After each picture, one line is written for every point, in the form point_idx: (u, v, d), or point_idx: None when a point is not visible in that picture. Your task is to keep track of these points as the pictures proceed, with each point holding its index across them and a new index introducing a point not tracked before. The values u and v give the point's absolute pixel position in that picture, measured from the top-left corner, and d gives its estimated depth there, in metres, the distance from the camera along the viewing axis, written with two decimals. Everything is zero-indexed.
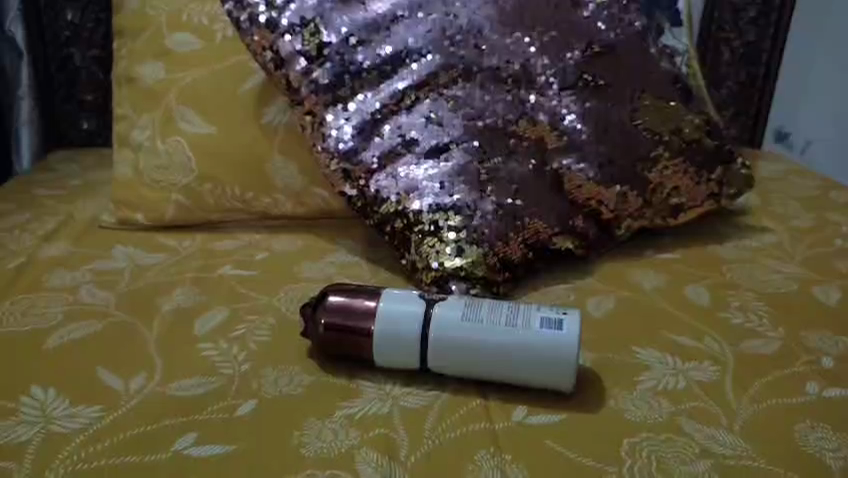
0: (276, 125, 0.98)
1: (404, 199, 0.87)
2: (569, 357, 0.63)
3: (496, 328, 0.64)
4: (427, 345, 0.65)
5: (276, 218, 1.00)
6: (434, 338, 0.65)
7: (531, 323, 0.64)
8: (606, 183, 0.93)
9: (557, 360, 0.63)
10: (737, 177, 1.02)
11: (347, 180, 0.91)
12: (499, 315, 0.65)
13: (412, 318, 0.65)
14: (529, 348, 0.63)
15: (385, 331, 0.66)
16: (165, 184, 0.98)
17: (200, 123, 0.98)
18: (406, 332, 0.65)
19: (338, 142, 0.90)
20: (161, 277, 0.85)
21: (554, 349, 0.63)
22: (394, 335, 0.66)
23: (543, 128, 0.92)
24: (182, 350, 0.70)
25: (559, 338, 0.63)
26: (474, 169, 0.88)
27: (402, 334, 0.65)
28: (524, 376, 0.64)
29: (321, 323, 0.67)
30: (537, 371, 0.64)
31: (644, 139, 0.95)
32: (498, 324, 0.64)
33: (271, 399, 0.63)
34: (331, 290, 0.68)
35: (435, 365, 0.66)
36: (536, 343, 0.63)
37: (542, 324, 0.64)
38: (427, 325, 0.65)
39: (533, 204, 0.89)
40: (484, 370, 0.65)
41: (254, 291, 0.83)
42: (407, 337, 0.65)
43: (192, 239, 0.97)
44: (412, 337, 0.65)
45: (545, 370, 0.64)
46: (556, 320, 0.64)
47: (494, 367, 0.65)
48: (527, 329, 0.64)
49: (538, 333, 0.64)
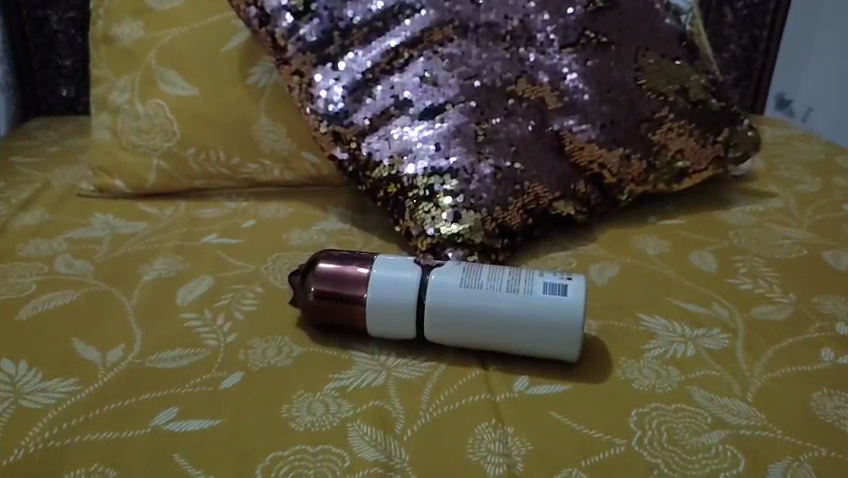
0: (263, 86, 0.93)
1: (397, 162, 0.83)
2: (574, 324, 0.60)
3: (496, 294, 0.61)
4: (423, 312, 0.62)
5: (263, 184, 0.96)
6: (430, 305, 0.61)
7: (533, 288, 0.61)
8: (609, 146, 0.89)
9: (560, 326, 0.60)
10: (744, 139, 0.98)
11: (337, 143, 0.87)
12: (500, 280, 0.61)
13: (409, 284, 0.62)
14: (531, 314, 0.60)
15: (381, 298, 0.62)
16: (146, 150, 0.93)
17: (183, 84, 0.93)
18: (402, 299, 0.62)
19: (328, 103, 0.86)
20: (142, 246, 0.81)
21: (558, 315, 0.60)
22: (390, 302, 0.62)
23: (543, 87, 0.87)
24: (164, 320, 0.67)
25: (564, 303, 0.60)
26: (472, 130, 0.83)
27: (397, 302, 0.62)
28: (526, 343, 0.61)
29: (311, 291, 0.64)
30: (540, 339, 0.60)
31: (649, 99, 0.90)
32: (499, 289, 0.61)
33: (259, 371, 0.60)
34: (322, 256, 0.64)
35: (432, 333, 0.62)
36: (538, 309, 0.60)
37: (545, 289, 0.61)
38: (424, 291, 0.62)
39: (533, 167, 0.85)
40: (485, 338, 0.61)
41: (240, 260, 0.79)
42: (403, 306, 0.62)
43: (175, 207, 0.93)
44: (408, 304, 0.62)
45: (549, 338, 0.60)
46: (560, 285, 0.61)
47: (495, 335, 0.61)
48: (530, 294, 0.60)
49: (541, 298, 0.60)
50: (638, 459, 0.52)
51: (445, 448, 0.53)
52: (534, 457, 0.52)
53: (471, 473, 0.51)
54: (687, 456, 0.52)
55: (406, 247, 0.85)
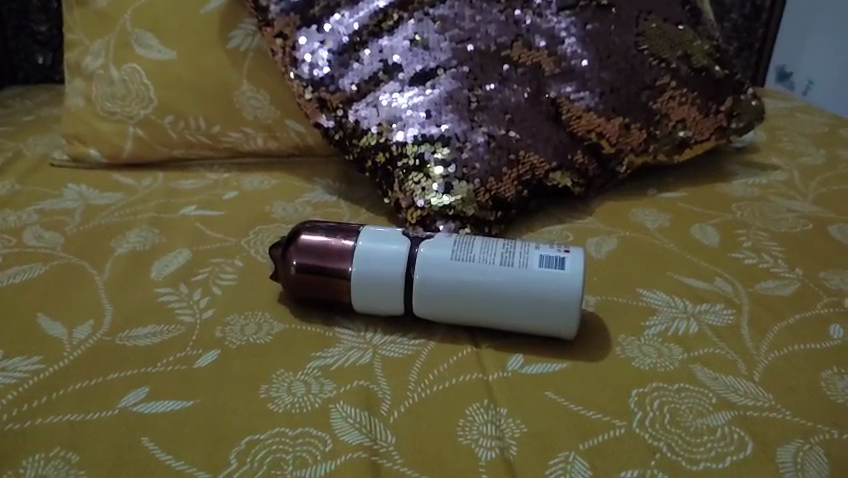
0: (245, 50, 0.88)
1: (386, 130, 0.79)
2: (572, 299, 0.56)
3: (489, 268, 0.57)
4: (412, 287, 0.58)
5: (246, 154, 0.92)
6: (419, 280, 0.58)
7: (529, 262, 0.57)
8: (608, 114, 0.85)
9: (557, 302, 0.56)
10: (748, 108, 0.94)
11: (323, 110, 0.82)
12: (494, 254, 0.58)
13: (396, 256, 0.58)
14: (527, 289, 0.56)
15: (366, 272, 0.58)
16: (121, 117, 0.89)
17: (160, 48, 0.89)
18: (389, 273, 0.58)
19: (313, 68, 0.82)
20: (116, 218, 0.77)
21: (554, 290, 0.56)
22: (376, 276, 0.58)
23: (540, 52, 0.83)
24: (136, 295, 0.63)
25: (562, 277, 0.56)
26: (464, 96, 0.79)
27: (384, 276, 0.58)
28: (522, 321, 0.57)
29: (292, 265, 0.60)
30: (536, 316, 0.57)
31: (650, 66, 0.86)
32: (493, 263, 0.57)
33: (236, 348, 0.56)
34: (304, 228, 0.61)
35: (421, 310, 0.59)
36: (534, 283, 0.56)
37: (541, 262, 0.57)
38: (412, 266, 0.58)
39: (529, 135, 0.81)
40: (477, 315, 0.58)
41: (220, 232, 0.75)
42: (390, 281, 0.58)
43: (153, 177, 0.88)
44: (396, 279, 0.58)
45: (545, 314, 0.57)
46: (558, 258, 0.57)
47: (489, 312, 0.58)
48: (525, 268, 0.57)
49: (537, 272, 0.56)
50: (640, 441, 0.49)
51: (434, 430, 0.49)
52: (529, 440, 0.49)
53: (461, 458, 0.48)
54: (691, 439, 0.49)
55: (395, 220, 0.81)
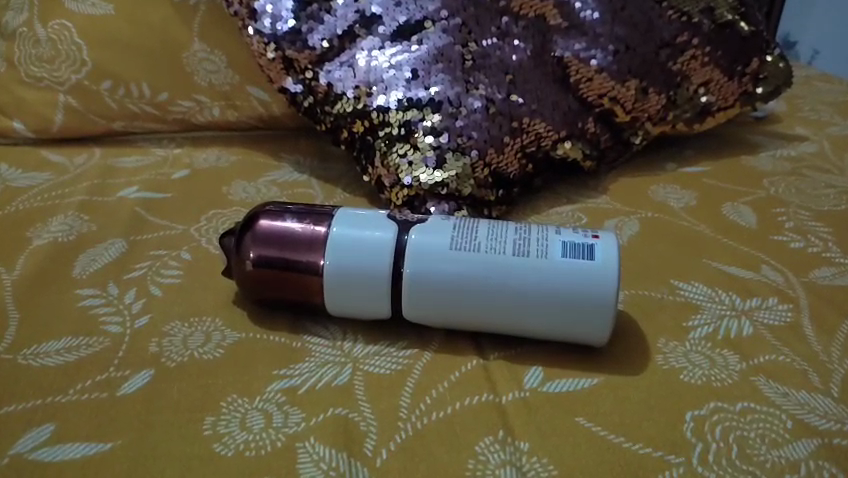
0: (195, 3, 0.75)
1: (364, 94, 0.66)
2: (605, 298, 0.44)
3: (499, 260, 0.45)
4: (401, 284, 0.46)
5: (200, 127, 0.78)
6: (410, 274, 0.46)
7: (549, 251, 0.46)
8: (622, 77, 0.73)
9: (586, 302, 0.44)
10: (776, 72, 0.82)
11: (289, 71, 0.69)
12: (504, 242, 0.46)
13: (381, 247, 0.46)
14: (547, 286, 0.44)
15: (343, 266, 0.46)
16: (49, 83, 0.74)
17: (93, 1, 0.74)
18: (372, 267, 0.46)
19: (276, 21, 0.68)
20: (37, 203, 0.63)
21: (582, 286, 0.44)
22: (358, 273, 0.46)
23: (545, 2, 0.71)
24: (50, 300, 0.50)
25: (592, 270, 0.44)
26: (457, 53, 0.67)
27: (363, 272, 0.46)
28: (541, 325, 0.46)
29: (248, 259, 0.47)
30: (559, 320, 0.45)
31: (669, 20, 0.74)
32: (504, 253, 0.45)
33: (176, 367, 0.44)
34: (265, 213, 0.48)
35: (412, 311, 0.47)
36: (556, 278, 0.44)
37: (564, 252, 0.45)
38: (401, 256, 0.46)
39: (533, 99, 0.68)
40: (484, 318, 0.46)
41: (164, 219, 0.62)
42: (373, 278, 0.46)
43: (89, 155, 0.75)
44: (382, 276, 0.46)
45: (570, 316, 0.45)
46: (585, 246, 0.46)
47: (498, 315, 0.46)
48: (544, 258, 0.45)
49: (561, 264, 0.45)
50: None
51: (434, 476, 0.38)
52: None
53: None
54: None
55: (378, 202, 0.69)
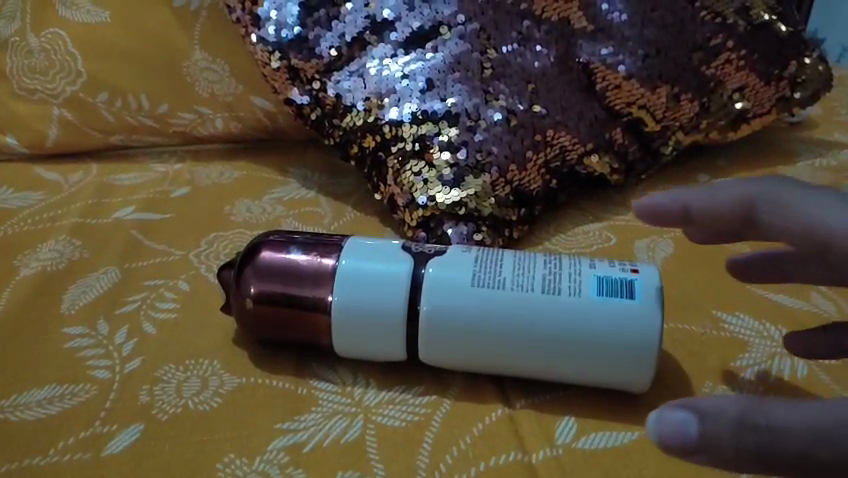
0: (196, 9, 0.70)
1: (375, 106, 0.62)
2: (647, 341, 0.40)
3: (527, 297, 0.41)
4: (417, 323, 0.42)
5: (202, 140, 0.74)
6: (427, 312, 0.41)
7: (583, 288, 0.41)
8: (653, 83, 0.68)
9: (625, 346, 0.40)
10: (816, 74, 0.76)
11: (295, 82, 0.65)
12: (532, 277, 0.41)
13: (397, 284, 0.42)
14: (580, 328, 0.40)
15: (353, 304, 0.42)
16: (42, 95, 0.70)
17: (88, 8, 0.70)
18: (385, 306, 0.41)
19: (281, 28, 0.64)
20: (27, 226, 0.59)
21: (619, 329, 0.40)
22: (371, 312, 0.41)
23: (569, 4, 0.66)
24: (34, 341, 0.46)
25: (631, 310, 0.40)
26: (476, 61, 0.62)
27: (377, 313, 0.41)
28: (573, 369, 0.41)
29: (249, 296, 0.43)
30: (593, 364, 0.40)
31: (702, 21, 0.69)
32: (532, 290, 0.41)
33: (168, 420, 0.40)
34: (267, 244, 0.44)
35: (428, 352, 0.42)
36: (591, 320, 0.40)
37: (600, 289, 0.41)
38: (417, 293, 0.42)
39: (557, 110, 0.63)
40: (508, 362, 0.41)
41: (162, 244, 0.58)
42: (387, 319, 0.41)
43: (85, 171, 0.71)
44: (396, 316, 0.41)
45: (606, 362, 0.40)
46: (623, 282, 0.41)
47: (525, 358, 0.41)
48: (577, 296, 0.40)
49: (596, 303, 0.40)
50: None
51: None
52: None
53: None
54: None
55: (390, 222, 0.64)
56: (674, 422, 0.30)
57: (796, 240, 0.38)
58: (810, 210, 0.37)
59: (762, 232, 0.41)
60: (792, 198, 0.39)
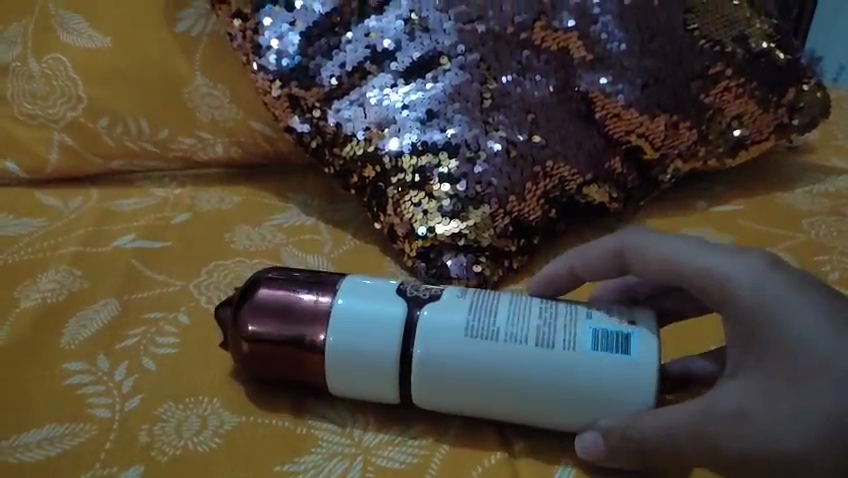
0: (197, 34, 0.70)
1: (375, 136, 0.62)
2: (634, 394, 0.43)
3: (522, 347, 0.43)
4: (408, 369, 0.44)
5: (203, 164, 0.74)
6: (421, 355, 0.43)
7: (578, 341, 0.43)
8: (652, 112, 0.68)
9: (612, 398, 0.43)
10: (814, 100, 0.76)
11: (295, 110, 0.65)
12: (528, 327, 0.44)
13: (392, 328, 0.44)
14: (574, 380, 0.43)
15: (349, 344, 0.43)
16: (44, 121, 0.71)
17: (90, 33, 0.70)
18: (380, 352, 0.43)
19: (281, 57, 0.64)
20: (27, 255, 0.59)
21: (611, 384, 0.43)
22: (365, 356, 0.43)
23: (569, 34, 0.65)
24: (35, 377, 0.47)
25: (624, 365, 0.43)
26: (476, 91, 0.62)
27: (372, 353, 0.43)
28: (559, 416, 0.44)
29: (246, 333, 0.44)
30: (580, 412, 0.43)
31: (701, 50, 0.69)
32: (530, 341, 0.43)
33: (169, 463, 0.42)
34: (267, 281, 0.45)
35: (418, 395, 0.44)
36: (585, 373, 0.43)
37: (595, 343, 0.43)
38: (410, 337, 0.44)
39: (557, 140, 0.64)
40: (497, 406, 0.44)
41: (162, 274, 0.58)
42: (379, 364, 0.43)
43: (85, 196, 0.71)
44: (389, 362, 0.44)
45: (596, 410, 0.43)
46: (617, 335, 0.44)
47: (513, 404, 0.44)
48: (574, 349, 0.43)
49: (591, 356, 0.43)
50: None
51: None
52: None
53: None
54: None
55: (390, 251, 0.64)
56: (588, 441, 0.43)
57: (657, 277, 0.46)
58: (663, 254, 0.46)
59: (634, 274, 0.48)
60: (651, 246, 0.46)
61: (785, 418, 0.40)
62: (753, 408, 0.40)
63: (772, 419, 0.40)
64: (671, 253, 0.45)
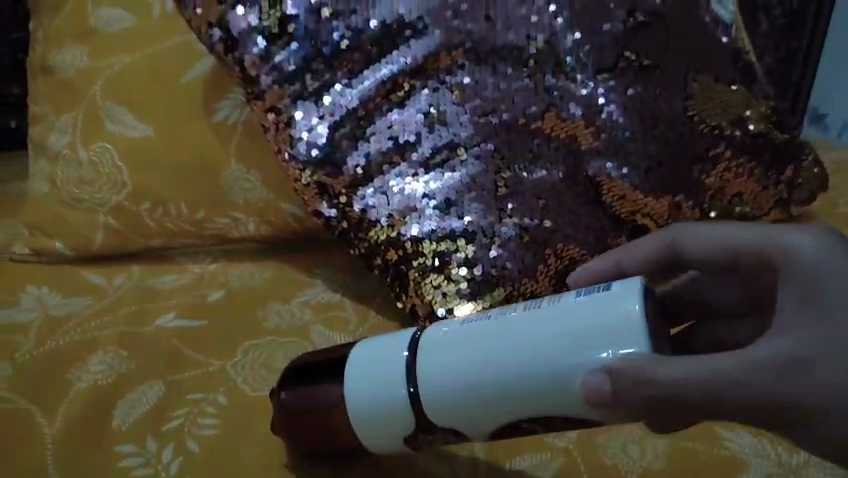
0: (233, 123, 0.76)
1: (398, 222, 0.67)
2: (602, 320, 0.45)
3: (497, 328, 0.48)
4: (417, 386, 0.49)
5: (236, 241, 0.79)
6: (426, 360, 0.49)
7: (561, 298, 0.48)
8: (656, 193, 0.72)
9: (589, 332, 0.45)
10: (810, 176, 0.81)
11: (323, 196, 0.70)
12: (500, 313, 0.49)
13: (388, 377, 0.50)
14: (562, 324, 0.46)
15: (362, 392, 0.50)
16: (90, 204, 0.77)
17: (133, 123, 0.76)
18: (378, 405, 0.50)
19: (311, 147, 0.70)
20: (77, 336, 0.65)
21: (595, 311, 0.46)
22: (369, 413, 0.50)
23: (575, 123, 0.70)
24: (93, 459, 0.54)
25: (603, 298, 0.46)
26: (490, 180, 0.67)
27: (385, 381, 0.49)
28: (561, 378, 0.46)
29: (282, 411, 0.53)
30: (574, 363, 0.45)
31: (700, 134, 0.73)
32: (517, 313, 0.49)
33: None
34: (294, 365, 0.54)
35: (438, 410, 0.49)
36: (570, 314, 0.46)
37: (576, 294, 0.48)
38: (415, 356, 0.50)
39: (566, 223, 0.68)
40: (503, 391, 0.47)
41: (202, 353, 0.63)
42: (381, 416, 0.50)
43: (127, 273, 0.76)
44: (386, 415, 0.49)
45: (598, 336, 0.45)
46: (597, 287, 0.48)
47: (515, 380, 0.47)
48: (556, 303, 0.48)
49: (572, 302, 0.47)
50: None
51: None
52: None
53: None
54: None
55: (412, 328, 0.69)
56: (597, 384, 0.44)
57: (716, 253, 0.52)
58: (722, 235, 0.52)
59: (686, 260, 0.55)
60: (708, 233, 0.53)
61: (822, 377, 0.42)
62: (798, 353, 0.42)
63: (813, 373, 0.42)
64: (720, 241, 0.52)
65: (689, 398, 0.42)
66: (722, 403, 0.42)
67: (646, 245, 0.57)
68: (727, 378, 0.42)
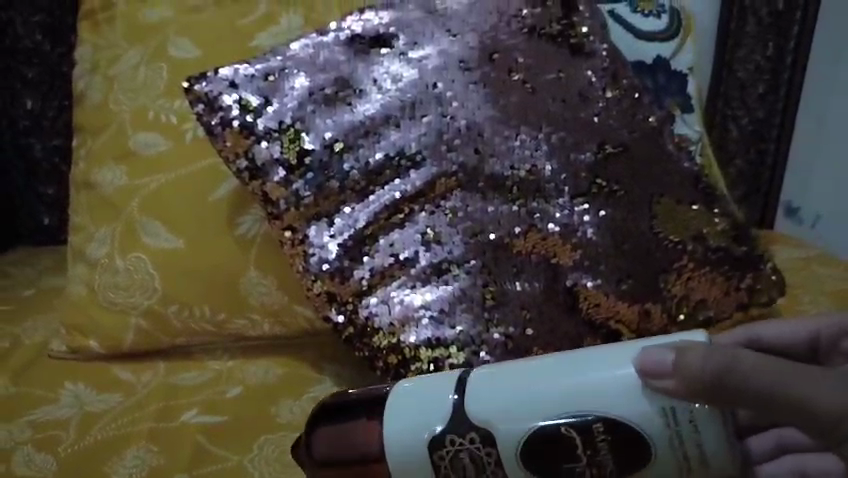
0: (253, 235, 0.86)
1: (398, 330, 0.77)
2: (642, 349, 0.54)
3: (544, 363, 0.56)
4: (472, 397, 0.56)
5: (252, 338, 0.87)
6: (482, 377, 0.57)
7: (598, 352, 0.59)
8: (627, 300, 0.79)
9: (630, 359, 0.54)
10: (771, 283, 0.83)
11: (332, 304, 0.80)
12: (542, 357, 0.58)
13: (428, 416, 0.56)
14: (602, 355, 0.56)
15: (403, 427, 0.56)
16: (124, 307, 0.86)
17: (167, 235, 0.87)
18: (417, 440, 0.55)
19: (321, 261, 0.80)
20: (112, 431, 0.74)
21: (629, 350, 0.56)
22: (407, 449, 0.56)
23: (554, 240, 0.79)
24: None
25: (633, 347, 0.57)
26: (478, 293, 0.77)
27: (438, 411, 0.56)
28: (611, 397, 0.53)
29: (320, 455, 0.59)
30: (622, 384, 0.54)
31: (666, 248, 0.81)
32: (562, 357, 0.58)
33: None
34: (330, 410, 0.60)
35: (488, 409, 0.55)
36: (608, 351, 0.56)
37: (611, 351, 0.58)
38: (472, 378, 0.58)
39: (546, 331, 0.77)
40: (546, 398, 0.54)
41: (222, 448, 0.72)
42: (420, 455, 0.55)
43: (154, 369, 0.85)
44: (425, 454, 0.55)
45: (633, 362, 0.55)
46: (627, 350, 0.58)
47: (561, 395, 0.54)
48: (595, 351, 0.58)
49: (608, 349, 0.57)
50: None
51: None
52: None
53: None
54: None
55: None
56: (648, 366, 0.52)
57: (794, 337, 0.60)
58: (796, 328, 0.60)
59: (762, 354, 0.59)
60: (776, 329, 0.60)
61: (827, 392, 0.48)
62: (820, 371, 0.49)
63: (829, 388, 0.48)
64: (797, 328, 0.60)
65: (736, 380, 0.48)
66: (771, 401, 0.48)
67: (731, 333, 0.61)
68: (773, 376, 0.47)
